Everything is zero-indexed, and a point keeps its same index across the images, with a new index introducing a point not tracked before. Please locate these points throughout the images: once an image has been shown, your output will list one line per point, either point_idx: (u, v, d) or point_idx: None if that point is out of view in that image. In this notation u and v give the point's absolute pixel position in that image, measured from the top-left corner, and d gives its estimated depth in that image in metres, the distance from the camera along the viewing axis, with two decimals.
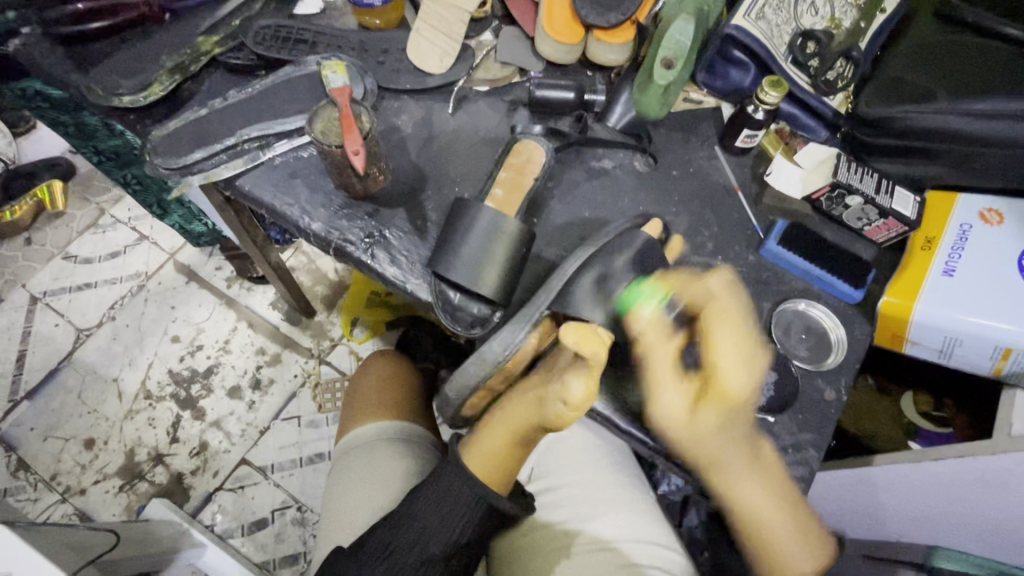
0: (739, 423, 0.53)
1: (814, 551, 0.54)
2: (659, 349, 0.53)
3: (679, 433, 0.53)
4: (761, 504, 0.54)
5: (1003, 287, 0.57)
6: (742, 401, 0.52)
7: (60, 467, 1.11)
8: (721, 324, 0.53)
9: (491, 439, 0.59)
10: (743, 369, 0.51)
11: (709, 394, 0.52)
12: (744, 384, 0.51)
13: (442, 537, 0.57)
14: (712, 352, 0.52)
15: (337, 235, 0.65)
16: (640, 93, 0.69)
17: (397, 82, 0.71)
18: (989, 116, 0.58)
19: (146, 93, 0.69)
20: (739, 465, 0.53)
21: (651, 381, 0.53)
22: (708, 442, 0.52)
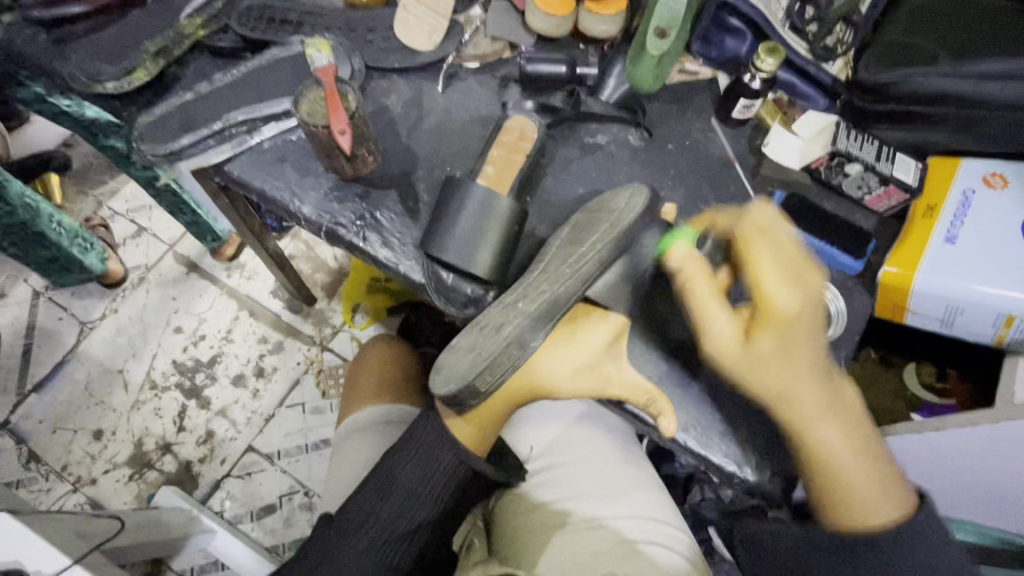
0: (805, 356, 0.48)
1: (896, 503, 0.51)
2: (700, 281, 0.50)
3: (738, 363, 0.49)
4: (838, 451, 0.50)
5: (1005, 253, 0.56)
6: (796, 316, 0.47)
7: (71, 458, 1.12)
8: (761, 239, 0.49)
9: (491, 420, 0.60)
10: (791, 285, 0.47)
11: (761, 319, 0.48)
12: (794, 303, 0.47)
13: (428, 502, 0.58)
14: (754, 268, 0.48)
15: (328, 218, 0.64)
16: (634, 66, 0.67)
17: (386, 61, 0.70)
18: (997, 79, 0.56)
19: (130, 79, 0.68)
20: (812, 403, 0.49)
21: (694, 306, 0.50)
22: (772, 374, 0.48)
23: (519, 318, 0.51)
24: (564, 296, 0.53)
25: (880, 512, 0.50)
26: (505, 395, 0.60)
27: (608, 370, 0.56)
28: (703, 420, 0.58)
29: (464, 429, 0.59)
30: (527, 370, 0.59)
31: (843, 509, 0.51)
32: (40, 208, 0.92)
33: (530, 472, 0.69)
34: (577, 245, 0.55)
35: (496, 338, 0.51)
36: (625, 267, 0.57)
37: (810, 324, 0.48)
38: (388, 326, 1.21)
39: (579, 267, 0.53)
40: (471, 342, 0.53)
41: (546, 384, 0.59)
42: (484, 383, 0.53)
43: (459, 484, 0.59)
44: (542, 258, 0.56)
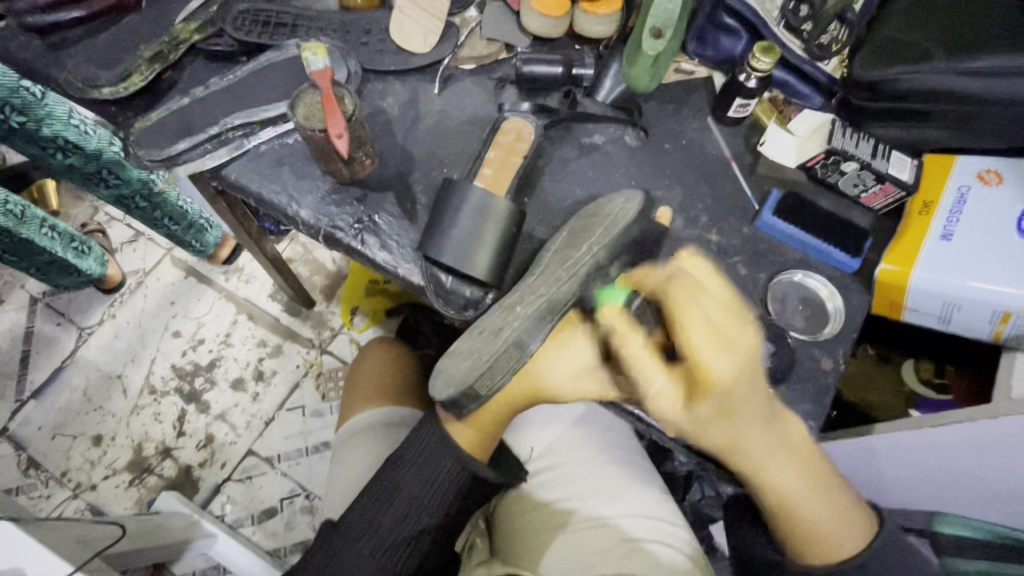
0: (746, 412, 0.47)
1: (854, 533, 0.51)
2: (634, 340, 0.49)
3: (679, 422, 0.48)
4: (794, 491, 0.50)
5: (1002, 248, 0.56)
6: (727, 382, 0.45)
7: (70, 464, 1.12)
8: (687, 299, 0.47)
9: (493, 424, 0.60)
10: (722, 350, 0.46)
11: (701, 389, 0.46)
12: (728, 371, 0.45)
13: (431, 506, 0.58)
14: (686, 332, 0.46)
15: (326, 221, 0.64)
16: (629, 66, 0.67)
17: (381, 64, 0.70)
18: (989, 75, 0.56)
19: (126, 84, 0.68)
20: (762, 450, 0.48)
21: (632, 370, 0.49)
22: (713, 432, 0.47)
23: (518, 321, 0.51)
24: (559, 300, 0.52)
25: (840, 542, 0.50)
26: (503, 401, 0.59)
27: (609, 373, 0.55)
28: None
29: (464, 433, 0.59)
30: (526, 374, 0.58)
31: (803, 545, 0.52)
32: (32, 216, 0.91)
33: (532, 474, 0.69)
34: (572, 250, 0.55)
35: (496, 341, 0.51)
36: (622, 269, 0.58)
37: (743, 392, 0.46)
38: (387, 328, 1.21)
39: (575, 269, 0.53)
40: (472, 346, 0.52)
41: (547, 386, 0.57)
42: (483, 386, 0.53)
43: (461, 488, 0.59)
44: (542, 260, 0.56)
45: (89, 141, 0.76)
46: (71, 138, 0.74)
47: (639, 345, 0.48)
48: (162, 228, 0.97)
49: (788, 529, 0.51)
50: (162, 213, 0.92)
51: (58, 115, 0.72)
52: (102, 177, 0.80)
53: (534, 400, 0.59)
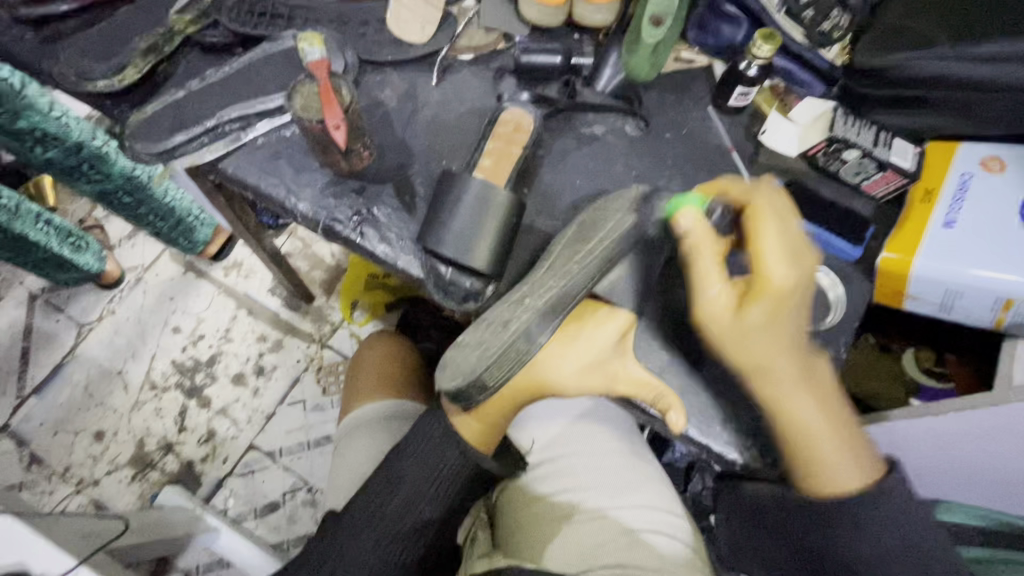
0: (789, 325, 0.49)
1: (865, 471, 0.51)
2: (705, 248, 0.49)
3: (722, 332, 0.50)
4: (811, 421, 0.51)
5: (1003, 235, 0.56)
6: (786, 289, 0.48)
7: (73, 460, 1.12)
8: (769, 211, 0.49)
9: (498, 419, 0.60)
10: (785, 261, 0.48)
11: (756, 291, 0.48)
12: (789, 279, 0.47)
13: (433, 498, 0.58)
14: (757, 242, 0.49)
15: (325, 214, 0.64)
16: (629, 54, 0.67)
17: (379, 55, 0.69)
18: (996, 60, 0.55)
19: (120, 78, 0.67)
20: (788, 373, 0.50)
21: (693, 275, 0.50)
22: (754, 342, 0.49)
23: (528, 314, 0.52)
24: (562, 295, 0.53)
25: (846, 477, 0.51)
26: (511, 395, 0.58)
27: (613, 367, 0.56)
28: (700, 405, 0.58)
29: (469, 424, 0.59)
30: (533, 369, 0.57)
31: (815, 478, 0.52)
32: (23, 209, 0.90)
33: (533, 465, 0.69)
34: (580, 247, 0.54)
35: (504, 335, 0.52)
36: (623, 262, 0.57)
37: (801, 300, 0.49)
38: (387, 321, 1.21)
39: (581, 266, 0.53)
40: (482, 337, 0.53)
41: (553, 381, 0.57)
42: (493, 378, 0.53)
43: (464, 479, 0.59)
44: (549, 254, 0.56)
45: (71, 135, 0.74)
46: (51, 131, 0.72)
47: (704, 259, 0.49)
48: (150, 225, 0.97)
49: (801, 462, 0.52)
50: (147, 209, 0.91)
51: (40, 107, 0.70)
52: (81, 172, 0.79)
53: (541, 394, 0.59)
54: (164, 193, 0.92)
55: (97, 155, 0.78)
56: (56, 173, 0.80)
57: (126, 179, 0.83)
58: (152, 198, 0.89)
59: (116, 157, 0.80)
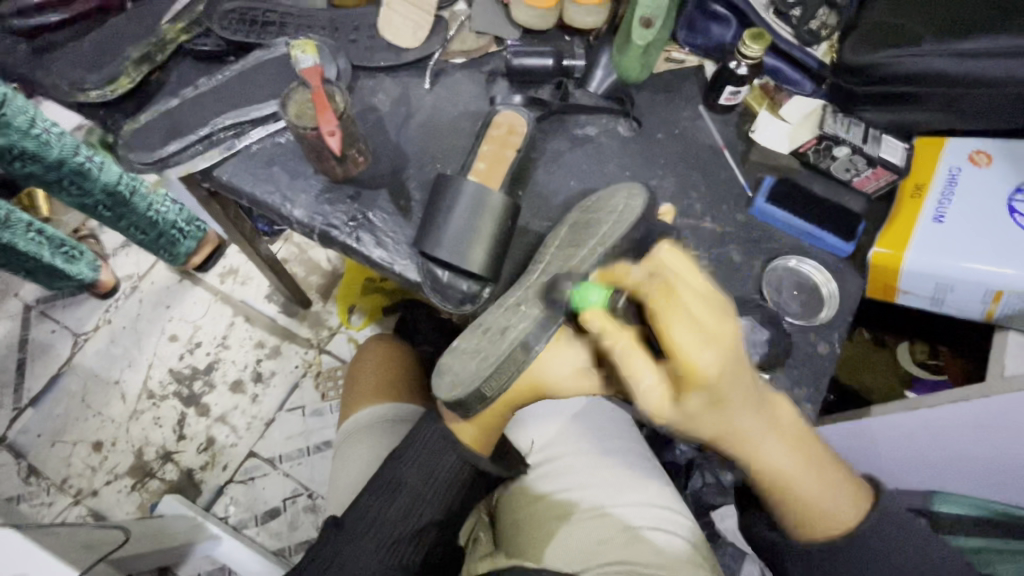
0: (737, 399, 0.44)
1: (852, 503, 0.51)
2: (625, 342, 0.44)
3: (666, 421, 0.44)
4: (790, 469, 0.49)
5: (992, 228, 0.57)
6: (717, 374, 0.41)
7: (71, 471, 1.12)
8: (669, 300, 0.42)
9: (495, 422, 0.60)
10: (710, 342, 0.41)
11: (688, 382, 0.42)
12: (713, 364, 0.41)
13: (434, 501, 0.59)
14: (667, 331, 0.41)
15: (321, 220, 0.64)
16: (620, 55, 0.67)
17: (371, 60, 0.70)
18: (984, 56, 0.56)
19: (113, 87, 0.67)
20: (757, 433, 0.47)
21: (621, 370, 0.44)
22: (707, 420, 0.45)
23: (522, 321, 0.53)
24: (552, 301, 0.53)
25: (838, 515, 0.51)
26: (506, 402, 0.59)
27: (606, 373, 0.56)
28: None
29: (468, 429, 0.60)
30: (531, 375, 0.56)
31: (807, 524, 0.51)
32: (15, 219, 0.90)
33: (535, 465, 0.69)
34: (578, 250, 0.54)
35: (502, 342, 0.52)
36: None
37: (733, 378, 0.42)
38: (385, 325, 1.21)
39: (574, 272, 0.53)
40: (478, 346, 0.54)
41: (550, 383, 0.55)
42: (489, 389, 0.53)
43: (463, 482, 0.60)
44: (545, 255, 0.57)
45: (50, 151, 0.76)
46: (30, 148, 0.74)
47: (642, 357, 0.43)
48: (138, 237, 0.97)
49: (790, 511, 0.51)
50: (128, 223, 0.92)
51: (17, 124, 0.71)
52: (58, 185, 0.81)
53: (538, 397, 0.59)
54: (146, 206, 0.92)
55: (78, 171, 0.79)
56: (35, 181, 0.81)
57: (108, 194, 0.85)
58: (133, 211, 0.90)
59: (97, 173, 0.82)
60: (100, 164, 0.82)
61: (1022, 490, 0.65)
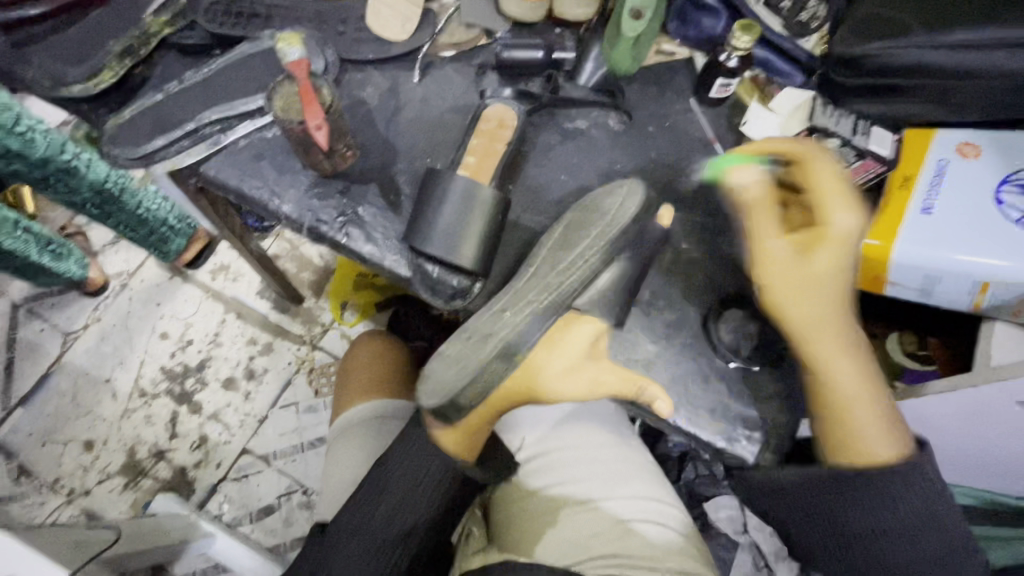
0: (835, 282, 0.52)
1: (901, 443, 0.52)
2: (760, 205, 0.54)
3: (779, 275, 0.52)
4: (850, 383, 0.52)
5: (980, 220, 0.57)
6: (847, 236, 0.51)
7: (63, 470, 1.11)
8: (821, 168, 0.53)
9: (479, 426, 0.59)
10: (850, 207, 0.51)
11: (819, 240, 0.51)
12: (852, 225, 0.50)
13: (420, 507, 0.58)
14: (817, 190, 0.52)
15: (309, 216, 0.63)
16: (611, 49, 0.67)
17: (359, 53, 0.69)
18: (971, 49, 0.56)
19: (99, 80, 0.66)
20: (835, 333, 0.52)
21: (752, 224, 0.54)
22: (810, 292, 0.51)
23: (509, 323, 0.52)
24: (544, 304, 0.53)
25: (882, 449, 0.51)
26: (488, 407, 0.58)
27: (593, 374, 0.55)
28: (692, 394, 0.57)
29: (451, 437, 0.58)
30: (510, 382, 0.56)
31: (849, 444, 0.52)
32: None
33: (526, 459, 0.69)
34: (573, 249, 0.55)
35: (483, 347, 0.52)
36: (612, 266, 0.56)
37: (852, 253, 0.51)
38: (379, 321, 1.20)
39: (563, 276, 0.54)
40: (460, 350, 0.53)
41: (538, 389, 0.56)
42: (467, 399, 0.53)
43: (447, 487, 0.58)
44: (537, 256, 0.57)
45: (35, 150, 0.75)
46: (15, 146, 0.73)
47: (772, 208, 0.54)
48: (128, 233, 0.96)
49: (838, 425, 0.52)
50: (117, 220, 0.91)
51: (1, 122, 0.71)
52: (44, 183, 0.80)
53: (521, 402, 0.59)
54: (137, 205, 0.92)
55: (64, 171, 0.79)
56: (20, 178, 0.80)
57: (95, 192, 0.84)
58: (123, 209, 0.89)
59: (83, 171, 0.81)
60: (85, 161, 0.81)
61: (1009, 479, 0.66)
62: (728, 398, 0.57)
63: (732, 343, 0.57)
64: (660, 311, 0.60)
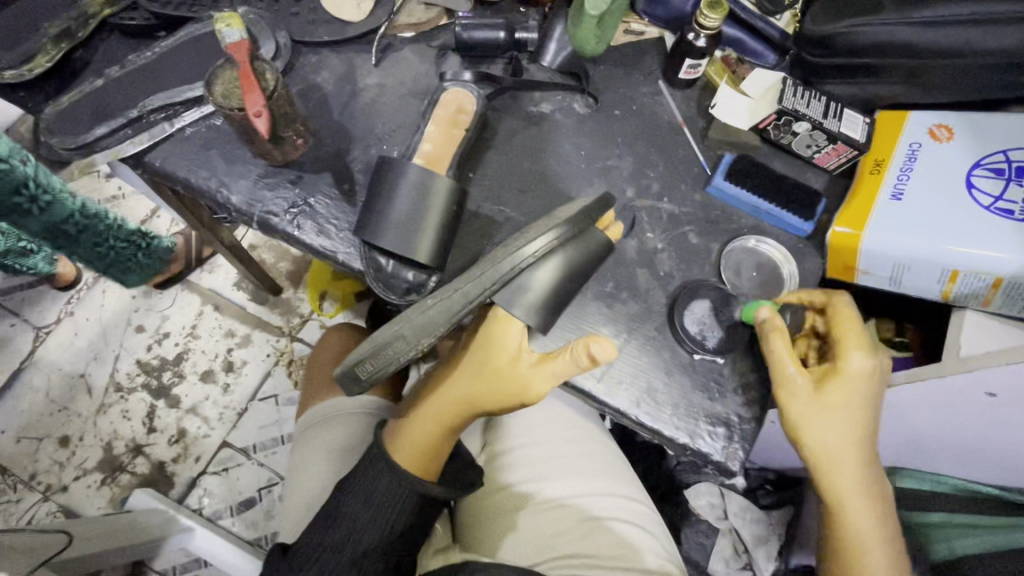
0: (850, 428, 0.48)
1: None
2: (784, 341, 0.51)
3: (803, 406, 0.49)
4: (865, 535, 0.49)
5: (951, 205, 0.54)
6: (863, 380, 0.48)
7: (38, 467, 1.09)
8: (847, 311, 0.51)
9: (426, 432, 0.55)
10: (867, 349, 0.49)
11: (835, 380, 0.49)
12: (869, 368, 0.48)
13: (374, 530, 0.54)
14: (845, 334, 0.50)
15: (259, 207, 0.61)
16: (575, 27, 0.64)
17: (313, 34, 0.65)
18: (942, 25, 0.54)
19: (30, 66, 0.62)
20: (851, 480, 0.49)
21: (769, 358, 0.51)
22: (827, 433, 0.48)
23: (436, 306, 0.49)
24: (480, 298, 0.50)
25: None
26: (432, 422, 0.55)
27: (525, 369, 0.51)
28: (656, 389, 0.56)
29: (399, 443, 0.56)
30: (449, 392, 0.55)
31: None
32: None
33: (495, 452, 0.67)
34: (518, 240, 0.50)
35: (397, 333, 0.50)
36: (556, 259, 0.51)
37: (866, 401, 0.49)
38: (357, 312, 1.18)
39: (494, 271, 0.49)
40: (382, 332, 0.51)
41: (477, 388, 0.53)
42: (363, 372, 0.52)
43: (405, 510, 0.55)
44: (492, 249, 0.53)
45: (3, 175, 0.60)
46: None
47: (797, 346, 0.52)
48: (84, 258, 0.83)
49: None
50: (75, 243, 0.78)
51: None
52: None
53: (465, 415, 0.55)
54: (94, 239, 0.80)
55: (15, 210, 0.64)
56: None
57: (44, 231, 0.72)
58: (74, 244, 0.78)
59: (39, 212, 0.68)
60: (45, 203, 0.67)
61: (984, 468, 0.65)
62: (693, 391, 0.56)
63: (697, 333, 0.56)
64: (626, 304, 0.58)
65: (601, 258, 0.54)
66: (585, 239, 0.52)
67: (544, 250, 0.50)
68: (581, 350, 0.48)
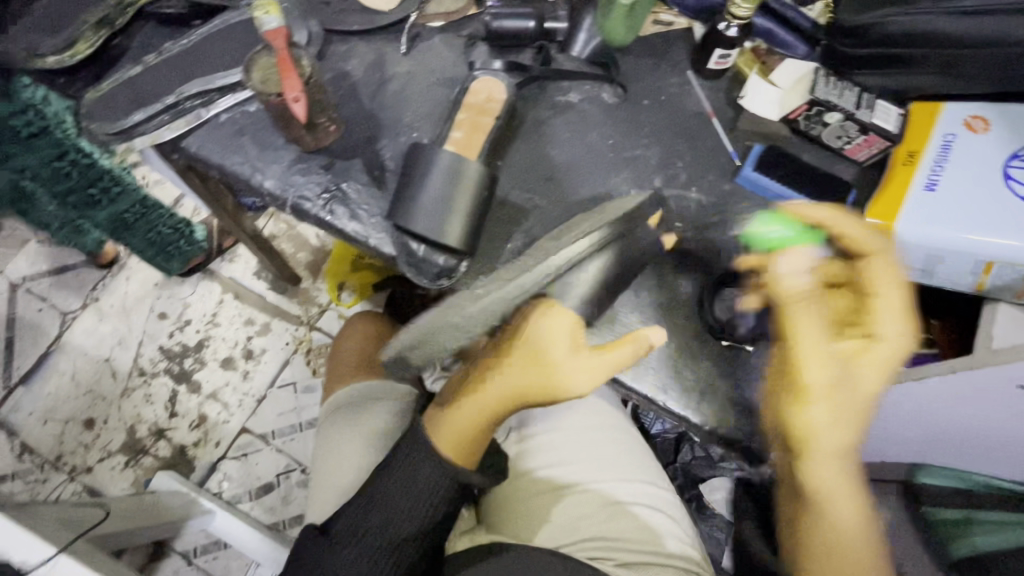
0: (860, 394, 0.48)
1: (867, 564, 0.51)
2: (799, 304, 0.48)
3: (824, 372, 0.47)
4: (837, 492, 0.50)
5: (988, 198, 0.54)
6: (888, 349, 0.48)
7: (64, 448, 1.11)
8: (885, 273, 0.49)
9: (468, 419, 0.55)
10: (903, 321, 0.47)
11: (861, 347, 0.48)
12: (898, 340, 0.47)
13: (413, 515, 0.55)
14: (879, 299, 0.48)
15: (292, 192, 0.62)
16: (604, 16, 0.65)
17: (344, 23, 0.66)
18: (977, 15, 0.53)
19: (72, 53, 0.63)
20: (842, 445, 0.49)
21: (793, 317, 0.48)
22: (840, 398, 0.47)
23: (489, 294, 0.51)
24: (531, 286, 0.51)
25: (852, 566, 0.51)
26: (481, 409, 0.54)
27: (575, 361, 0.51)
28: (681, 377, 0.56)
29: (440, 428, 0.55)
30: (494, 381, 0.54)
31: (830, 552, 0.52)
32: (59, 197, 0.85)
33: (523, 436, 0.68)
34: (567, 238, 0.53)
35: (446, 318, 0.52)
36: (607, 254, 0.52)
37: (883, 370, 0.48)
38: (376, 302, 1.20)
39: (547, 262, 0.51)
40: (433, 316, 0.53)
41: (524, 379, 0.52)
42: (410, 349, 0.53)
43: (441, 498, 0.55)
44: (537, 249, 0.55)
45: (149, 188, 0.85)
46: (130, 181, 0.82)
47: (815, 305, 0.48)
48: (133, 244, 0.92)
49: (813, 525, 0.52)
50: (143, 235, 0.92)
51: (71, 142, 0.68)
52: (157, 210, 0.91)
53: (508, 407, 0.54)
54: (147, 229, 0.91)
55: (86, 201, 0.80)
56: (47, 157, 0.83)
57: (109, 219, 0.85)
58: (134, 234, 0.90)
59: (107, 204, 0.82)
60: (112, 195, 0.81)
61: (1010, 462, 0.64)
62: (719, 381, 0.56)
63: (727, 318, 0.57)
64: (652, 293, 0.58)
65: (634, 260, 0.54)
66: (628, 236, 0.53)
67: (593, 245, 0.51)
68: (635, 345, 0.51)
